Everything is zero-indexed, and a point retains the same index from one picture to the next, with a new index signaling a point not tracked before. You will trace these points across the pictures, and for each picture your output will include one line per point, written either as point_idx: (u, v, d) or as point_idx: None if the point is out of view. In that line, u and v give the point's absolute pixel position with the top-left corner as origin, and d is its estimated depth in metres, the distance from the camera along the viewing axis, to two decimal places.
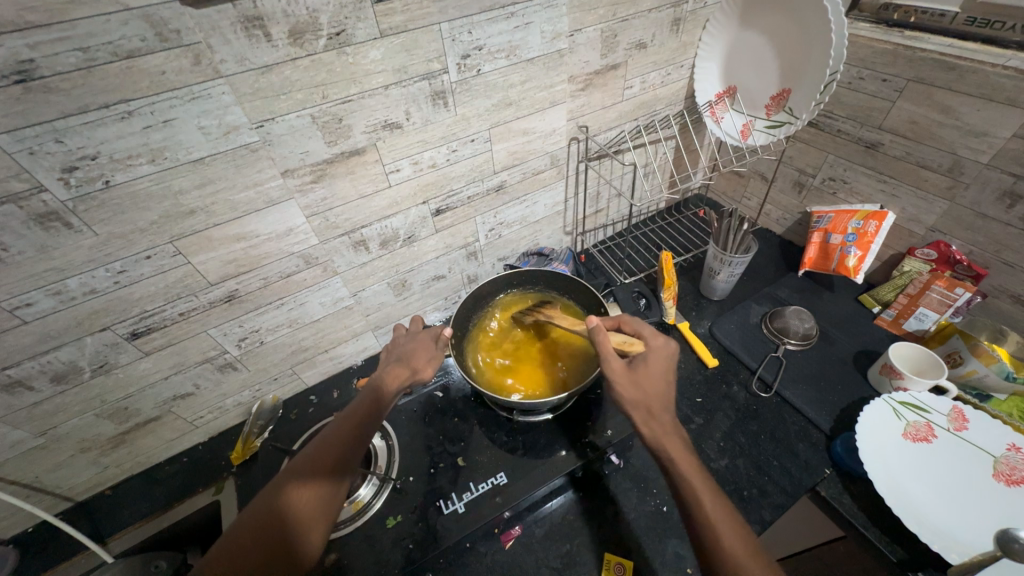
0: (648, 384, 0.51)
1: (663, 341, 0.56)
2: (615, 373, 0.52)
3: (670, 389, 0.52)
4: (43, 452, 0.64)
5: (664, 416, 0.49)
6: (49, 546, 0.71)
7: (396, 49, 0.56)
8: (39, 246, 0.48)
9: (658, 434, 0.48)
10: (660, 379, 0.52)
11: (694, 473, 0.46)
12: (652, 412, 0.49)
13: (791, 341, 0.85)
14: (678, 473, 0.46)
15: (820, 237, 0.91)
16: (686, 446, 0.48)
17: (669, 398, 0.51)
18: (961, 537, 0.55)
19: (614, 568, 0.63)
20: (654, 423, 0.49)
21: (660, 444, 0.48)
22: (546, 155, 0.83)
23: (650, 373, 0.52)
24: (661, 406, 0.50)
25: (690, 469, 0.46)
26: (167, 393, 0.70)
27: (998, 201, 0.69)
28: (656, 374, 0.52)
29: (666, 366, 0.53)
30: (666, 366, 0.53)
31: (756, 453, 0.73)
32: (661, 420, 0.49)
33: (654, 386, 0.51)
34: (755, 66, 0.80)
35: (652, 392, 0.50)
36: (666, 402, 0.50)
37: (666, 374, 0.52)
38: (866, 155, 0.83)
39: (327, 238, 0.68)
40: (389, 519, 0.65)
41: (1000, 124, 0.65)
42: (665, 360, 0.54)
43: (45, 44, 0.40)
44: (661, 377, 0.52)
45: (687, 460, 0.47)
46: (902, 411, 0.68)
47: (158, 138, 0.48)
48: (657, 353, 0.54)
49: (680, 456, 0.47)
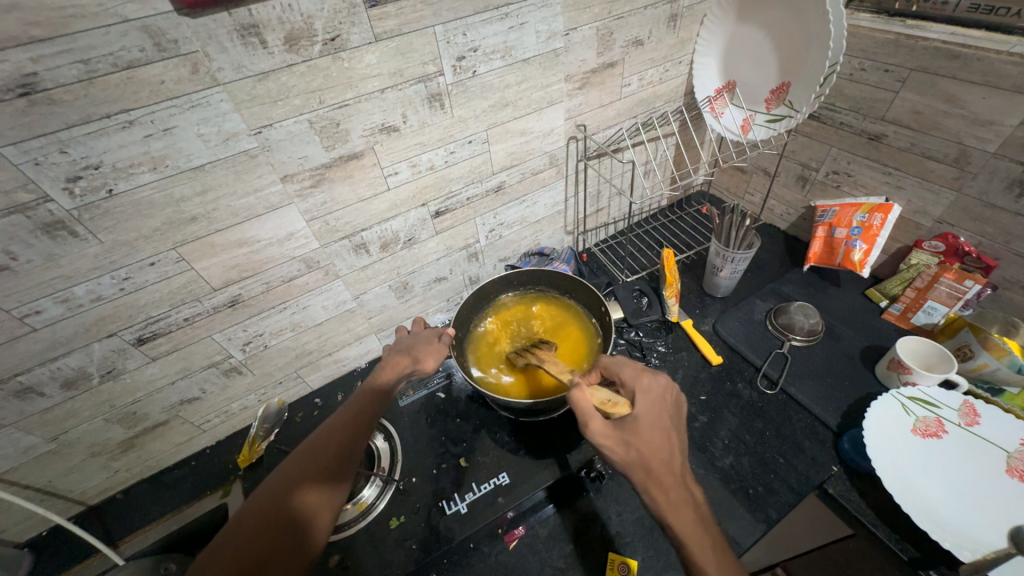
0: (641, 444, 0.47)
1: (648, 385, 0.52)
2: (603, 438, 0.47)
3: (669, 442, 0.48)
4: (55, 456, 0.66)
5: (666, 481, 0.46)
6: (62, 550, 0.72)
7: (391, 53, 0.57)
8: (46, 255, 0.50)
9: (661, 503, 0.45)
10: (655, 436, 0.48)
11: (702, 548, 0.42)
12: (650, 478, 0.45)
13: (796, 337, 0.84)
14: (687, 550, 0.43)
15: (824, 232, 0.90)
16: (693, 514, 0.44)
17: (669, 454, 0.47)
18: (973, 534, 0.54)
19: (619, 568, 0.62)
20: (656, 491, 0.45)
21: (665, 515, 0.44)
22: (545, 155, 0.83)
23: (642, 430, 0.48)
24: (660, 469, 0.46)
25: (698, 545, 0.42)
26: (174, 397, 0.71)
27: (1007, 190, 0.68)
28: (649, 429, 0.48)
29: (659, 415, 0.50)
30: (659, 416, 0.50)
31: (761, 450, 0.72)
32: (662, 486, 0.45)
33: (649, 446, 0.47)
34: (754, 60, 0.79)
35: (649, 453, 0.46)
36: (667, 461, 0.46)
37: (661, 427, 0.49)
38: (870, 147, 0.82)
39: (328, 241, 0.68)
40: (393, 519, 0.65)
41: (1007, 112, 0.64)
42: (657, 407, 0.50)
43: (46, 57, 0.41)
44: (655, 432, 0.48)
45: (695, 531, 0.43)
46: (912, 406, 0.66)
47: (159, 146, 0.49)
48: (645, 401, 0.50)
49: (687, 528, 0.43)
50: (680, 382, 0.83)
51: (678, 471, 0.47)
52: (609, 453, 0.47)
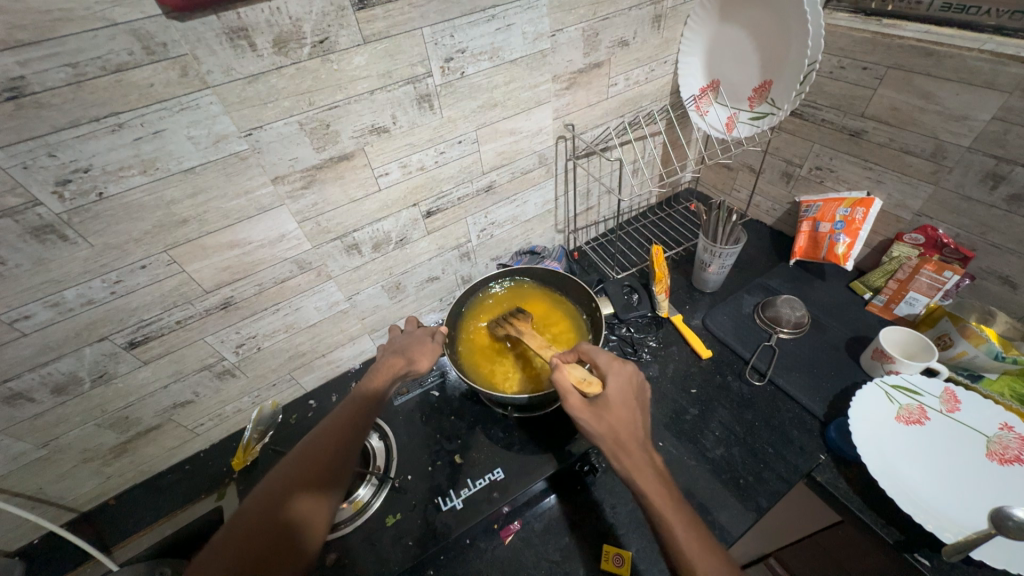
0: (612, 416, 0.50)
1: (621, 366, 0.54)
2: (576, 412, 0.50)
3: (637, 417, 0.50)
4: (46, 463, 0.65)
5: (634, 450, 0.47)
6: (55, 557, 0.72)
7: (379, 55, 0.57)
8: (36, 259, 0.49)
9: (630, 470, 0.46)
10: (624, 411, 0.50)
11: (670, 511, 0.43)
12: (621, 449, 0.47)
13: (784, 330, 0.86)
14: (654, 513, 0.43)
15: (809, 226, 0.92)
16: (660, 480, 0.45)
17: (637, 428, 0.49)
18: (956, 517, 0.56)
19: (613, 559, 0.63)
20: (625, 459, 0.47)
21: (633, 480, 0.46)
22: (534, 154, 0.84)
23: (613, 405, 0.50)
24: (630, 440, 0.48)
25: (664, 505, 0.43)
26: (166, 401, 0.70)
27: (982, 182, 0.70)
28: (619, 405, 0.50)
29: (630, 392, 0.52)
30: (628, 393, 0.52)
31: (751, 440, 0.74)
32: (631, 456, 0.47)
33: (619, 420, 0.49)
34: (736, 59, 0.81)
35: (618, 426, 0.49)
36: (635, 433, 0.49)
37: (630, 403, 0.51)
38: (851, 143, 0.84)
39: (320, 243, 0.69)
40: (389, 517, 0.66)
41: (979, 107, 0.66)
42: (626, 386, 0.53)
43: (34, 61, 0.41)
44: (625, 408, 0.50)
45: (661, 497, 0.44)
46: (895, 394, 0.68)
47: (148, 149, 0.49)
48: (617, 380, 0.53)
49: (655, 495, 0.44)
50: (671, 376, 0.84)
51: (647, 445, 0.48)
52: (582, 425, 0.50)
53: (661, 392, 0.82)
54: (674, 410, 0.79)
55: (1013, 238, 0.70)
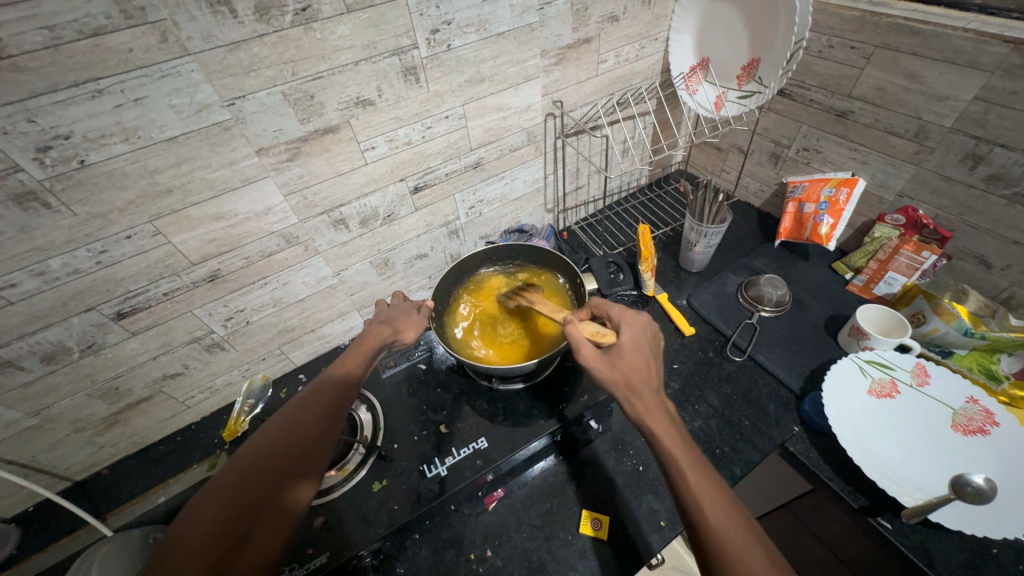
0: (624, 363, 0.51)
1: (633, 317, 0.56)
2: (590, 360, 0.52)
3: (648, 363, 0.52)
4: (38, 432, 0.66)
5: (645, 392, 0.49)
6: (50, 524, 0.73)
7: (363, 25, 0.57)
8: (19, 226, 0.50)
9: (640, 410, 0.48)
10: (636, 358, 0.52)
11: (678, 443, 0.45)
12: (630, 390, 0.49)
13: (766, 308, 0.88)
14: (659, 445, 0.45)
15: (794, 207, 0.92)
16: (668, 418, 0.47)
17: (648, 374, 0.51)
18: (917, 483, 0.59)
19: (591, 523, 0.66)
20: (635, 399, 0.49)
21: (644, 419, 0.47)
22: (522, 131, 0.84)
23: (625, 352, 0.52)
24: (639, 382, 0.50)
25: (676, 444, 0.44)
26: (157, 372, 0.71)
27: (961, 163, 0.71)
28: (631, 351, 0.53)
29: (641, 341, 0.54)
30: (640, 342, 0.54)
31: (728, 413, 0.76)
32: (642, 396, 0.49)
33: (630, 365, 0.51)
34: (726, 36, 0.81)
35: (630, 371, 0.51)
36: (647, 377, 0.50)
37: (643, 350, 0.53)
38: (837, 124, 0.84)
39: (306, 216, 0.69)
40: (375, 483, 0.68)
41: (961, 87, 0.67)
42: (638, 335, 0.55)
43: (10, 23, 0.40)
44: (636, 355, 0.52)
45: (667, 430, 0.46)
46: (868, 368, 0.70)
47: (130, 117, 0.49)
48: (630, 330, 0.55)
49: (660, 427, 0.46)
50: None
51: (656, 387, 0.50)
52: (595, 372, 0.52)
53: None
54: None
55: (989, 218, 0.71)
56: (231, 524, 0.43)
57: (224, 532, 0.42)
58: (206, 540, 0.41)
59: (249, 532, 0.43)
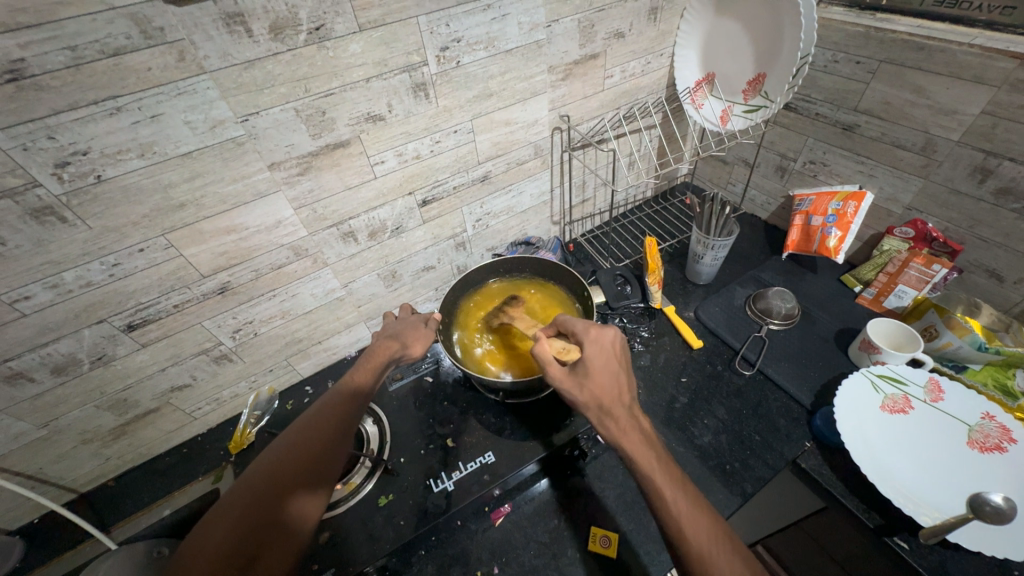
0: (594, 383, 0.50)
1: (598, 333, 0.54)
2: (558, 382, 0.51)
3: (619, 380, 0.51)
4: (46, 443, 0.67)
5: (619, 414, 0.48)
6: (55, 536, 0.73)
7: (375, 43, 0.58)
8: (35, 240, 0.50)
9: (615, 434, 0.47)
10: (605, 376, 0.50)
11: (657, 469, 0.44)
12: (603, 412, 0.48)
13: (774, 321, 0.87)
14: (639, 472, 0.45)
15: (801, 220, 0.92)
16: (645, 440, 0.47)
17: (619, 392, 0.50)
18: (934, 502, 0.57)
19: (600, 540, 0.65)
20: (610, 422, 0.48)
21: (619, 444, 0.47)
22: (529, 145, 0.85)
23: (594, 371, 0.50)
24: (612, 403, 0.49)
25: (653, 470, 0.44)
26: (164, 384, 0.72)
27: (970, 176, 0.71)
28: (600, 369, 0.51)
29: (609, 357, 0.52)
30: (608, 357, 0.52)
31: (738, 428, 0.75)
32: (615, 419, 0.48)
33: (601, 385, 0.50)
34: (731, 52, 0.81)
35: (600, 391, 0.49)
36: (619, 397, 0.49)
37: (612, 366, 0.51)
38: (844, 137, 0.84)
39: (316, 229, 0.69)
40: (381, 498, 0.67)
41: (968, 101, 0.67)
42: (605, 350, 0.53)
43: (35, 43, 0.42)
44: (606, 372, 0.51)
45: (645, 455, 0.45)
46: (881, 384, 0.69)
47: (146, 133, 0.50)
48: (596, 347, 0.53)
49: (638, 451, 0.46)
50: (662, 365, 0.85)
51: (629, 406, 0.49)
52: (565, 394, 0.51)
53: (651, 381, 0.83)
54: (664, 398, 0.81)
55: (1000, 231, 0.71)
56: (241, 544, 0.42)
57: (234, 552, 0.42)
58: (216, 561, 0.41)
59: (260, 551, 0.43)
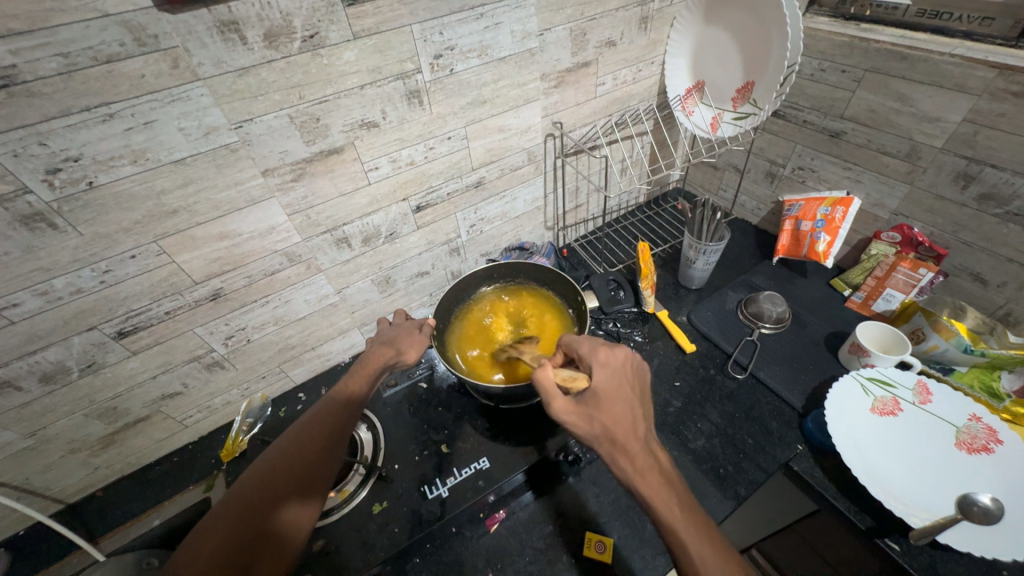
0: (604, 416, 0.49)
1: (609, 360, 0.53)
2: (564, 415, 0.49)
3: (630, 410, 0.50)
4: (33, 453, 0.65)
5: (632, 448, 0.47)
6: (41, 548, 0.72)
7: (369, 51, 0.59)
8: (25, 247, 0.50)
9: (626, 466, 0.47)
10: (618, 406, 0.50)
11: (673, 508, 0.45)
12: (614, 446, 0.47)
13: (765, 325, 0.88)
14: (657, 511, 0.45)
15: (791, 225, 0.94)
16: (659, 476, 0.47)
17: (631, 423, 0.49)
18: (922, 502, 0.58)
19: (594, 546, 0.64)
20: (621, 457, 0.47)
21: (631, 478, 0.46)
22: (522, 152, 0.85)
23: (605, 402, 0.50)
24: (624, 437, 0.48)
25: (669, 507, 0.45)
26: (155, 392, 0.71)
27: (954, 182, 0.72)
28: (611, 399, 0.50)
29: (619, 384, 0.52)
30: (618, 384, 0.52)
31: (731, 431, 0.76)
32: (627, 454, 0.47)
33: (612, 417, 0.49)
34: (721, 61, 0.83)
35: (613, 424, 0.48)
36: (630, 430, 0.48)
37: (622, 395, 0.51)
38: (831, 144, 0.86)
39: (309, 235, 0.69)
40: (375, 505, 0.67)
41: (950, 109, 0.68)
42: (614, 376, 0.52)
43: (26, 50, 0.42)
44: (617, 403, 0.50)
45: (660, 492, 0.45)
46: (870, 386, 0.70)
47: (139, 139, 0.50)
48: (606, 374, 0.52)
49: (653, 487, 0.46)
50: (655, 370, 0.86)
51: (641, 438, 0.49)
52: (572, 427, 0.49)
53: None
54: (657, 403, 0.81)
55: (983, 236, 0.72)
56: (232, 553, 0.42)
57: (223, 562, 0.41)
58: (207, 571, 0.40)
59: (251, 562, 0.42)
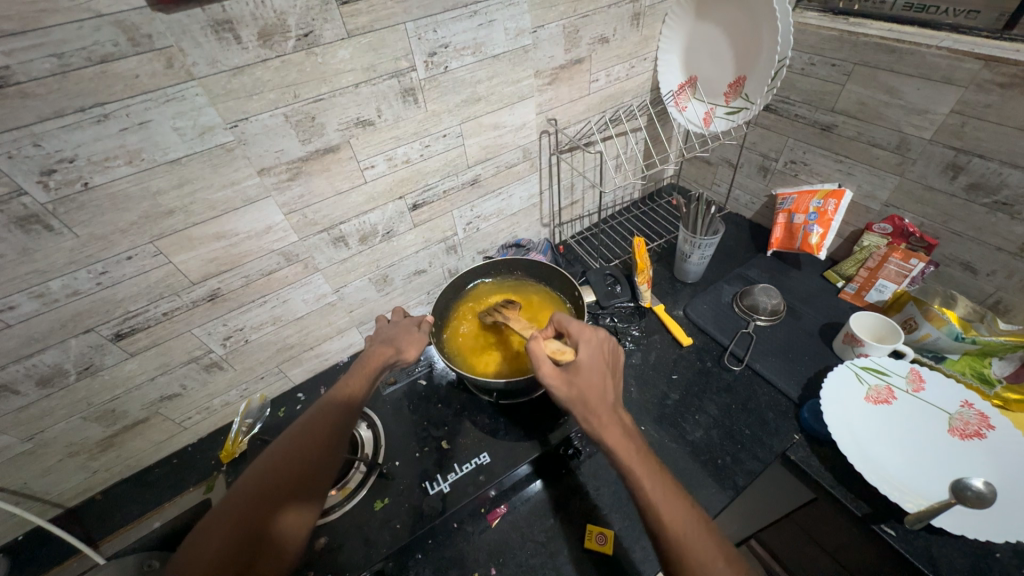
0: (583, 383, 0.51)
1: (592, 335, 0.55)
2: (549, 379, 0.52)
3: (607, 381, 0.52)
4: (31, 457, 0.65)
5: (605, 412, 0.49)
6: (41, 552, 0.72)
7: (363, 49, 0.59)
8: (20, 249, 0.50)
9: (599, 430, 0.48)
10: (597, 376, 0.52)
11: (643, 467, 0.45)
12: (589, 410, 0.49)
13: (761, 317, 0.89)
14: (627, 469, 0.45)
15: (784, 218, 0.94)
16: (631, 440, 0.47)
17: (607, 393, 0.51)
18: (916, 488, 0.59)
19: (596, 538, 0.65)
20: (595, 420, 0.48)
21: (603, 439, 0.47)
22: (518, 149, 0.86)
23: (584, 372, 0.52)
24: (599, 403, 0.49)
25: (638, 466, 0.45)
26: (153, 394, 0.71)
27: (943, 173, 0.73)
28: (590, 370, 0.52)
29: (600, 358, 0.54)
30: (601, 359, 0.53)
31: (728, 423, 0.76)
32: (600, 417, 0.48)
33: (590, 384, 0.51)
34: (712, 56, 0.84)
35: (589, 390, 0.50)
36: (606, 397, 0.50)
37: (601, 367, 0.53)
38: (822, 137, 0.87)
39: (306, 234, 0.69)
40: (377, 502, 0.67)
41: (937, 101, 0.70)
42: (598, 352, 0.54)
43: (20, 51, 0.41)
44: (596, 374, 0.52)
45: (630, 452, 0.46)
46: (865, 375, 0.71)
47: (134, 140, 0.50)
48: (589, 348, 0.54)
49: (623, 448, 0.46)
50: (653, 363, 0.86)
51: (615, 406, 0.50)
52: (553, 392, 0.51)
53: (643, 379, 0.84)
54: (655, 396, 0.82)
55: (972, 225, 0.73)
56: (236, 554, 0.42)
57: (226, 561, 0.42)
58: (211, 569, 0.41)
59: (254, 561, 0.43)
